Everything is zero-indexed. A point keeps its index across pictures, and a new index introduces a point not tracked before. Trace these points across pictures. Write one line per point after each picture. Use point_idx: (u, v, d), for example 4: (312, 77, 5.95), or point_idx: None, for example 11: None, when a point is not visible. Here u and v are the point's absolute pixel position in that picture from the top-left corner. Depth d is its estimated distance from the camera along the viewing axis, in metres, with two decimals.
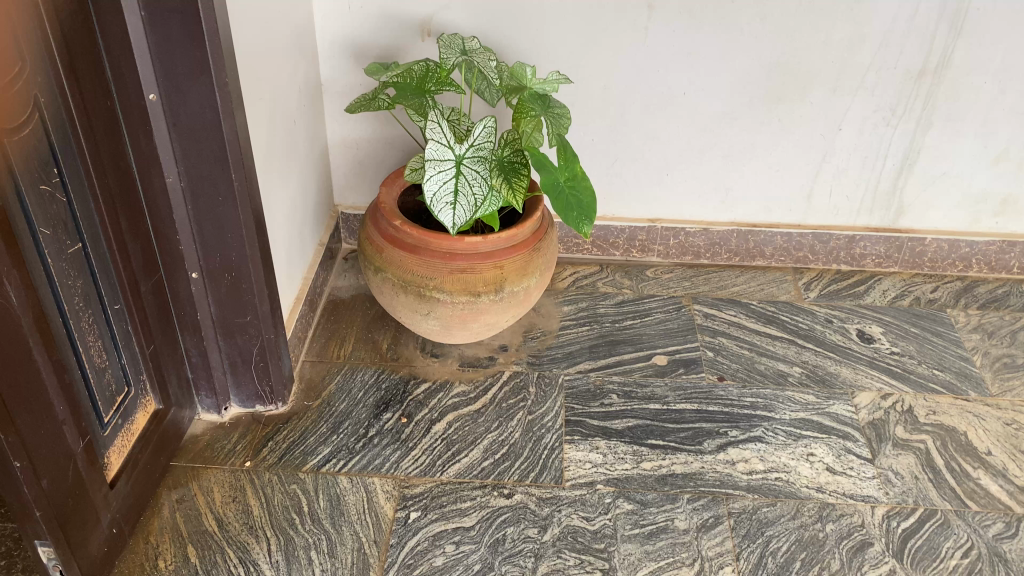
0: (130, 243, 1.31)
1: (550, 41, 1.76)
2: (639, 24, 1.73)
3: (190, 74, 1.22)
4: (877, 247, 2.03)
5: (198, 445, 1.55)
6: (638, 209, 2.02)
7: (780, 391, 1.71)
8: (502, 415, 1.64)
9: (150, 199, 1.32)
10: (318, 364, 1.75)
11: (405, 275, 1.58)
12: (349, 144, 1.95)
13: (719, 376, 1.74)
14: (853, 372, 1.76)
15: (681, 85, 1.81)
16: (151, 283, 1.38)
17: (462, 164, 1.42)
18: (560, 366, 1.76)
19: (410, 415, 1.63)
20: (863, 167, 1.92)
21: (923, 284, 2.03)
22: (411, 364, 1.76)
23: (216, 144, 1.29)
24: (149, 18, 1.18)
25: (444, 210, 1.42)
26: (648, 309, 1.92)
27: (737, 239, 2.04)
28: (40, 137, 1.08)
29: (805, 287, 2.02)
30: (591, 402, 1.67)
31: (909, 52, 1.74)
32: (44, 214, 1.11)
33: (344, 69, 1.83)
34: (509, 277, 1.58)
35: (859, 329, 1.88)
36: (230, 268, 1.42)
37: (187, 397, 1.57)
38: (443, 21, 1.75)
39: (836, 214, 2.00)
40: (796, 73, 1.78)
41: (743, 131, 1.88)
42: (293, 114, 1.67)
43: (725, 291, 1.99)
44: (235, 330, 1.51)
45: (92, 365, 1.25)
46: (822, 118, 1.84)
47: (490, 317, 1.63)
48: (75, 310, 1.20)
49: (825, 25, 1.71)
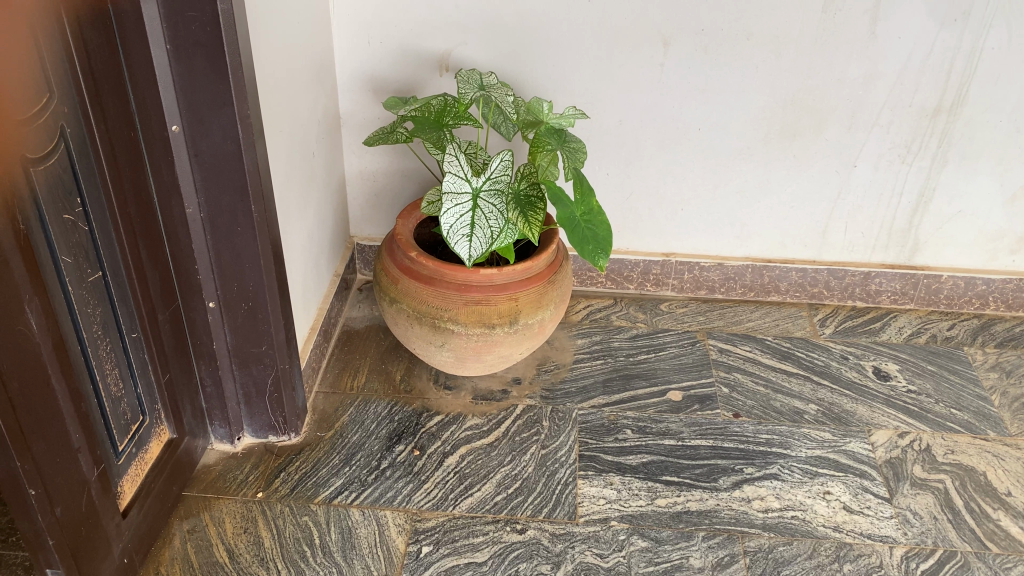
0: (149, 272, 1.32)
1: (567, 77, 1.78)
2: (655, 61, 1.74)
3: (213, 107, 1.24)
4: (893, 283, 2.02)
5: (210, 475, 1.55)
6: (653, 243, 2.02)
7: (796, 428, 1.69)
8: (515, 449, 1.63)
9: (170, 229, 1.34)
10: (331, 395, 1.74)
11: (419, 306, 1.58)
12: (366, 176, 1.96)
13: (734, 413, 1.72)
14: (870, 410, 1.74)
15: (696, 120, 1.82)
16: (168, 312, 1.39)
17: (479, 197, 1.43)
18: (574, 401, 1.75)
19: (422, 447, 1.63)
20: (878, 204, 1.92)
21: (939, 321, 2.02)
22: (424, 396, 1.75)
23: (237, 175, 1.30)
24: (174, 52, 1.20)
25: (460, 242, 1.42)
26: (662, 344, 1.92)
27: (752, 274, 2.04)
28: (65, 167, 1.10)
29: (821, 323, 2.01)
30: (605, 437, 1.66)
31: (924, 89, 1.74)
32: (67, 242, 1.12)
33: (363, 102, 1.85)
34: (524, 309, 1.58)
35: (875, 366, 1.87)
36: (247, 298, 1.43)
37: (200, 427, 1.57)
38: (461, 57, 1.78)
39: (851, 251, 2.00)
40: (811, 110, 1.79)
41: (758, 167, 1.88)
42: (312, 146, 1.69)
43: (740, 327, 1.98)
44: (250, 359, 1.51)
45: (108, 394, 1.26)
46: (837, 154, 1.85)
47: (504, 350, 1.62)
48: (93, 338, 1.20)
49: (840, 62, 1.72)
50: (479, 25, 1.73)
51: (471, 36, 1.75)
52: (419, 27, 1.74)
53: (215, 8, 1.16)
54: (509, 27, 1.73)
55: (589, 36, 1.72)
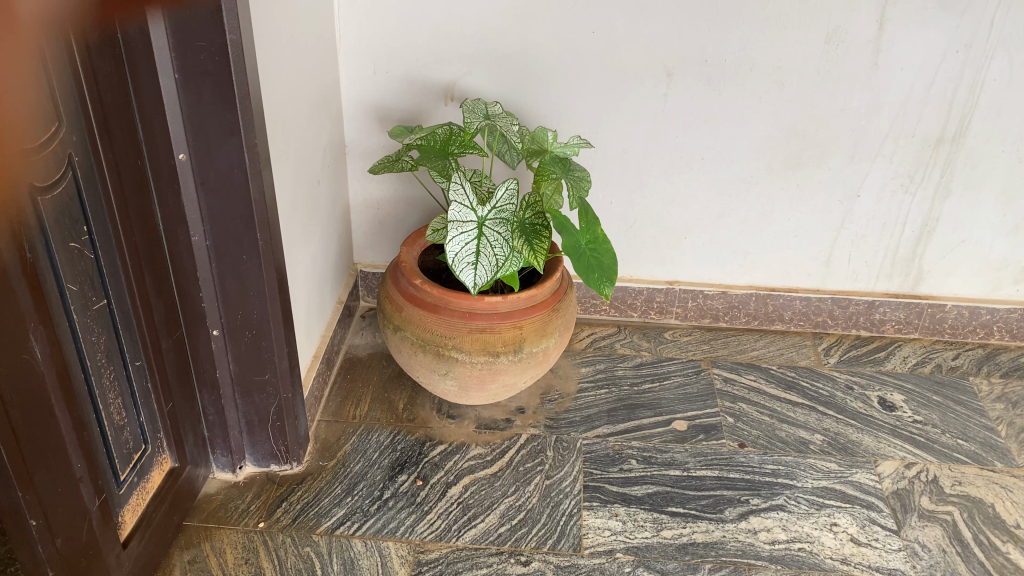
0: (154, 299, 1.32)
1: (571, 106, 1.79)
2: (659, 91, 1.75)
3: (220, 135, 1.25)
4: (897, 313, 2.01)
5: (211, 504, 1.54)
6: (657, 271, 2.02)
7: (802, 458, 1.68)
8: (519, 479, 1.61)
9: (176, 257, 1.34)
10: (333, 424, 1.73)
11: (424, 334, 1.57)
12: (370, 204, 1.96)
13: (739, 443, 1.71)
14: (876, 441, 1.73)
15: (699, 150, 1.83)
16: (172, 339, 1.38)
17: (484, 225, 1.43)
18: (578, 430, 1.74)
19: (425, 477, 1.61)
20: (881, 233, 1.92)
21: (943, 350, 2.01)
22: (427, 425, 1.74)
23: (243, 203, 1.31)
24: (183, 81, 1.20)
25: (466, 270, 1.43)
26: (666, 373, 1.91)
27: (756, 303, 2.03)
28: (72, 196, 1.10)
29: (825, 352, 2.00)
30: (610, 467, 1.65)
31: (927, 120, 1.75)
32: (73, 270, 1.12)
33: (368, 131, 1.86)
34: (528, 337, 1.58)
35: (880, 396, 1.86)
36: (251, 326, 1.43)
37: (202, 455, 1.56)
38: (467, 87, 1.79)
39: (855, 280, 2.00)
40: (814, 140, 1.80)
41: (761, 197, 1.89)
42: (317, 174, 1.70)
43: (745, 356, 1.98)
44: (253, 387, 1.50)
45: (112, 423, 1.25)
46: (840, 184, 1.85)
47: (509, 378, 1.61)
48: (97, 366, 1.20)
49: (843, 93, 1.73)
50: (485, 55, 1.74)
51: (477, 65, 1.76)
52: (424, 56, 1.76)
53: (224, 38, 1.16)
54: (514, 57, 1.74)
55: (593, 66, 1.73)
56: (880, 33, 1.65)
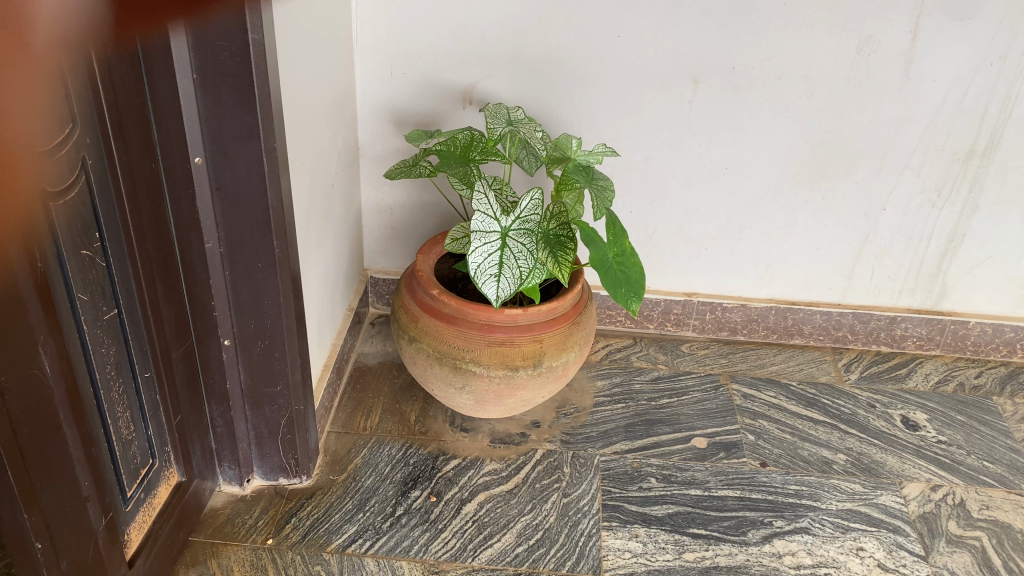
0: (164, 308, 1.26)
1: (593, 113, 1.74)
2: (684, 98, 1.71)
3: (239, 139, 1.20)
4: (919, 329, 1.97)
5: (217, 520, 1.48)
6: (675, 282, 1.98)
7: (825, 479, 1.64)
8: (536, 497, 1.56)
9: (187, 264, 1.29)
10: (343, 436, 1.68)
11: (441, 347, 1.52)
12: (383, 209, 1.91)
13: (761, 462, 1.67)
14: (900, 461, 1.69)
15: (723, 160, 1.79)
16: (182, 349, 1.33)
17: (507, 236, 1.38)
18: (595, 446, 1.69)
19: (438, 493, 1.56)
20: (906, 248, 1.88)
21: (966, 368, 1.97)
22: (440, 438, 1.69)
23: (260, 210, 1.26)
24: (201, 82, 1.16)
25: (488, 282, 1.36)
26: (685, 388, 1.86)
27: (776, 316, 1.99)
28: (85, 201, 1.04)
29: (846, 368, 1.96)
30: (629, 485, 1.60)
31: (958, 134, 1.71)
32: (84, 279, 1.06)
33: (383, 134, 1.80)
34: (548, 351, 1.53)
35: (903, 415, 1.82)
36: (263, 336, 1.38)
37: (209, 468, 1.50)
38: (486, 90, 1.74)
39: (877, 294, 1.96)
40: (840, 153, 1.76)
41: (785, 208, 1.84)
42: (331, 178, 1.65)
43: (764, 371, 1.93)
44: (264, 399, 1.45)
45: (119, 438, 1.19)
46: (866, 197, 1.81)
47: (527, 393, 1.56)
48: (106, 380, 1.14)
49: (873, 105, 1.69)
50: (506, 59, 1.69)
51: (497, 69, 1.71)
52: (444, 59, 1.70)
53: (246, 38, 1.12)
54: (536, 61, 1.69)
55: (617, 73, 1.69)
56: (913, 45, 1.61)
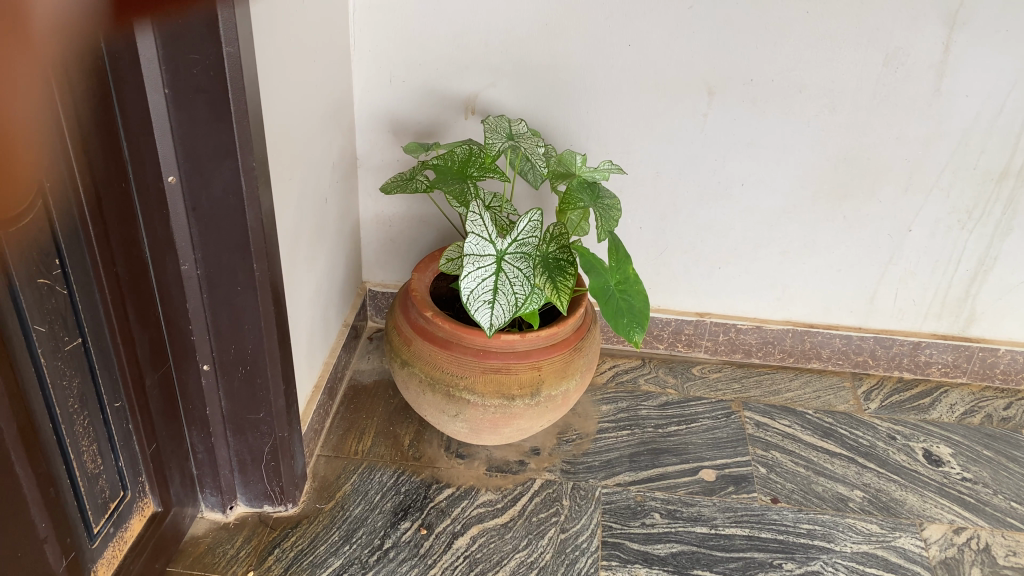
0: (137, 333, 1.19)
1: (602, 125, 1.65)
2: (698, 110, 1.61)
3: (215, 158, 1.12)
4: (944, 355, 1.87)
5: (197, 549, 1.42)
6: (687, 302, 1.89)
7: (840, 518, 1.54)
8: (532, 532, 1.48)
9: (163, 287, 1.22)
10: (333, 461, 1.61)
11: (433, 372, 1.45)
12: (382, 221, 1.83)
13: (772, 498, 1.58)
14: (921, 500, 1.59)
15: (739, 176, 1.69)
16: (157, 376, 1.26)
17: (503, 260, 1.29)
18: (597, 477, 1.61)
19: (429, 525, 1.48)
20: (932, 271, 1.77)
21: (994, 399, 1.86)
22: (434, 465, 1.61)
23: (238, 231, 1.18)
24: (174, 97, 1.08)
25: (481, 308, 1.28)
26: (694, 415, 1.77)
27: (792, 339, 1.89)
28: (42, 227, 0.97)
29: (865, 396, 1.86)
30: (632, 521, 1.51)
31: (991, 152, 1.60)
32: (41, 310, 0.99)
33: (381, 143, 1.73)
34: (547, 379, 1.45)
35: (925, 449, 1.71)
36: (244, 362, 1.31)
37: (190, 495, 1.44)
38: (489, 100, 1.65)
39: (900, 318, 1.86)
40: (864, 171, 1.66)
41: (804, 227, 1.74)
42: (325, 191, 1.57)
43: (779, 398, 1.84)
44: (246, 426, 1.38)
45: (84, 473, 1.13)
46: (891, 217, 1.71)
47: (524, 422, 1.48)
48: (69, 414, 1.08)
49: (900, 120, 1.59)
50: (510, 67, 1.61)
51: (501, 78, 1.62)
52: (445, 66, 1.62)
53: (220, 51, 1.04)
54: (541, 70, 1.60)
55: (628, 84, 1.59)
56: (945, 57, 1.50)
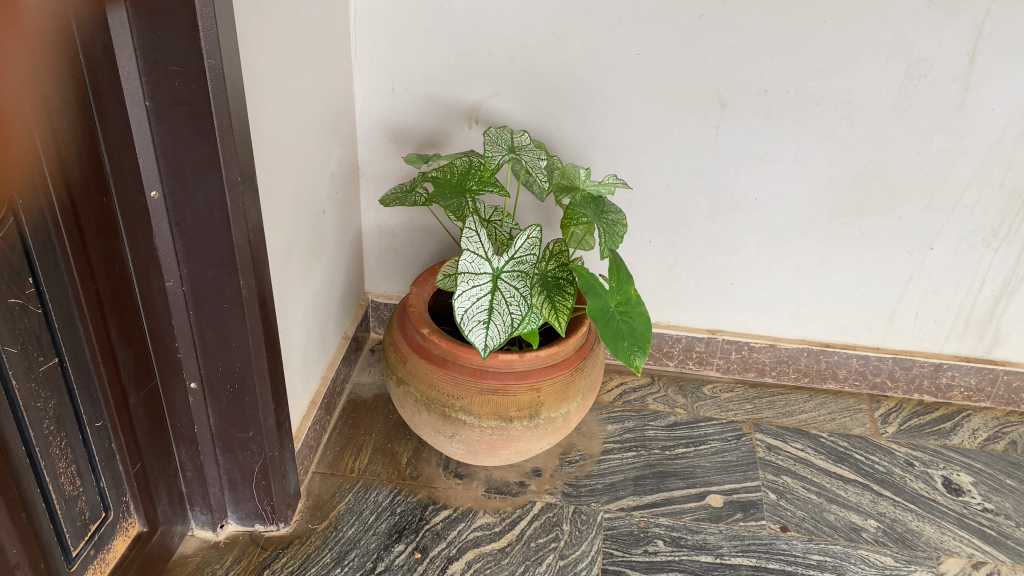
0: (120, 351, 1.16)
1: (610, 135, 1.60)
2: (709, 122, 1.55)
3: (198, 172, 1.08)
4: (967, 378, 1.79)
5: (185, 569, 1.38)
6: (698, 318, 1.83)
7: (852, 549, 1.47)
8: (529, 558, 1.43)
9: (147, 304, 1.18)
10: (329, 478, 1.57)
11: (429, 392, 1.40)
12: (384, 231, 1.79)
13: (782, 527, 1.51)
14: (938, 532, 1.51)
15: (753, 190, 1.63)
16: (142, 394, 1.23)
17: (499, 278, 1.24)
18: (599, 500, 1.55)
19: (424, 549, 1.44)
20: (955, 290, 1.70)
21: (1019, 424, 1.79)
22: (432, 485, 1.57)
23: (223, 248, 1.14)
24: (155, 110, 1.03)
25: (475, 328, 1.23)
26: (703, 436, 1.71)
27: (808, 358, 1.83)
28: (13, 244, 0.94)
29: (883, 419, 1.79)
30: (634, 548, 1.46)
31: (1019, 168, 1.53)
32: (12, 330, 0.96)
33: (384, 153, 1.68)
34: (546, 401, 1.39)
35: (945, 476, 1.64)
36: (232, 380, 1.27)
37: (179, 512, 1.41)
38: (493, 109, 1.60)
39: (920, 339, 1.78)
40: (883, 186, 1.59)
41: (821, 243, 1.68)
42: (322, 202, 1.53)
43: (792, 419, 1.77)
44: (236, 445, 1.35)
45: (61, 495, 1.10)
46: (912, 234, 1.64)
47: (523, 444, 1.44)
48: (43, 436, 1.04)
49: (922, 134, 1.52)
50: (515, 76, 1.56)
51: (505, 87, 1.57)
52: (448, 75, 1.57)
53: (201, 63, 0.99)
54: (546, 79, 1.55)
55: (637, 94, 1.54)
56: (971, 68, 1.43)
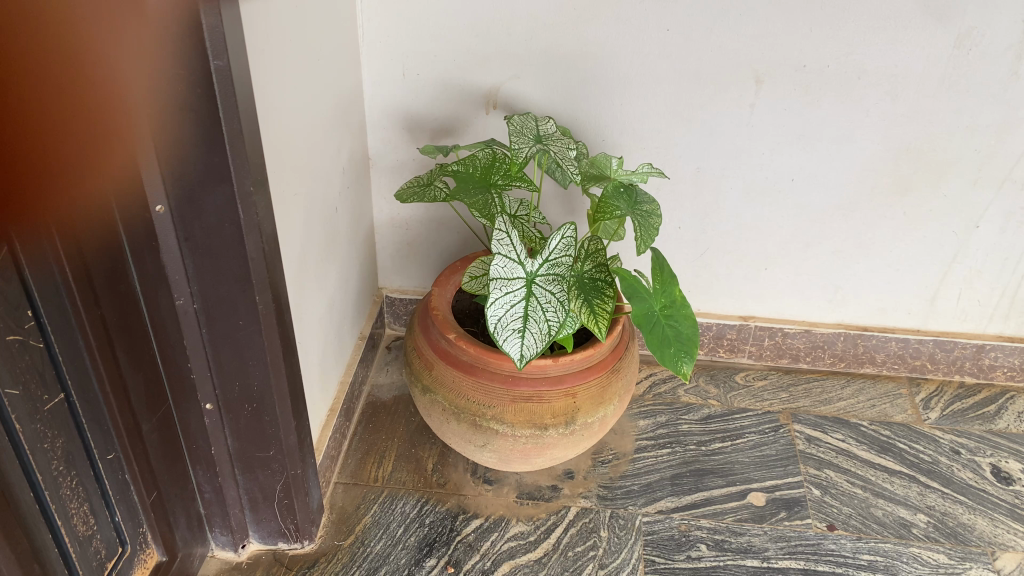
0: (129, 377, 1.07)
1: (638, 118, 1.50)
2: (745, 100, 1.46)
3: (207, 183, 0.96)
4: (1011, 358, 1.73)
5: None
6: (730, 304, 1.76)
7: (903, 547, 1.41)
8: (568, 569, 1.36)
9: (156, 324, 1.08)
10: (352, 489, 1.50)
11: (458, 401, 1.32)
12: (398, 224, 1.70)
13: (828, 526, 1.44)
14: (991, 525, 1.45)
15: (789, 171, 1.54)
16: (155, 418, 1.14)
17: (533, 284, 1.16)
18: (636, 503, 1.49)
19: (457, 563, 1.37)
20: (1000, 269, 1.62)
21: None
22: (460, 493, 1.50)
23: (237, 263, 1.03)
24: (155, 117, 0.91)
25: (510, 339, 1.14)
26: (740, 429, 1.64)
27: (844, 342, 1.75)
28: (8, 276, 0.84)
29: (924, 404, 1.72)
30: (677, 554, 1.39)
31: None
32: (12, 371, 0.87)
33: (396, 142, 1.58)
34: (582, 407, 1.32)
35: (993, 464, 1.57)
36: (250, 399, 1.18)
37: (197, 534, 1.33)
38: (512, 93, 1.50)
39: (962, 320, 1.71)
40: (927, 163, 1.50)
41: (861, 224, 1.59)
42: (334, 200, 1.43)
43: (830, 408, 1.70)
44: (256, 464, 1.26)
45: (74, 536, 1.02)
46: (957, 213, 1.55)
47: (557, 451, 1.36)
48: (53, 478, 0.97)
49: (971, 108, 1.42)
50: (535, 57, 1.45)
51: (525, 69, 1.47)
52: (463, 56, 1.46)
53: (206, 65, 0.87)
54: (569, 61, 1.45)
55: (666, 73, 1.44)
56: None
